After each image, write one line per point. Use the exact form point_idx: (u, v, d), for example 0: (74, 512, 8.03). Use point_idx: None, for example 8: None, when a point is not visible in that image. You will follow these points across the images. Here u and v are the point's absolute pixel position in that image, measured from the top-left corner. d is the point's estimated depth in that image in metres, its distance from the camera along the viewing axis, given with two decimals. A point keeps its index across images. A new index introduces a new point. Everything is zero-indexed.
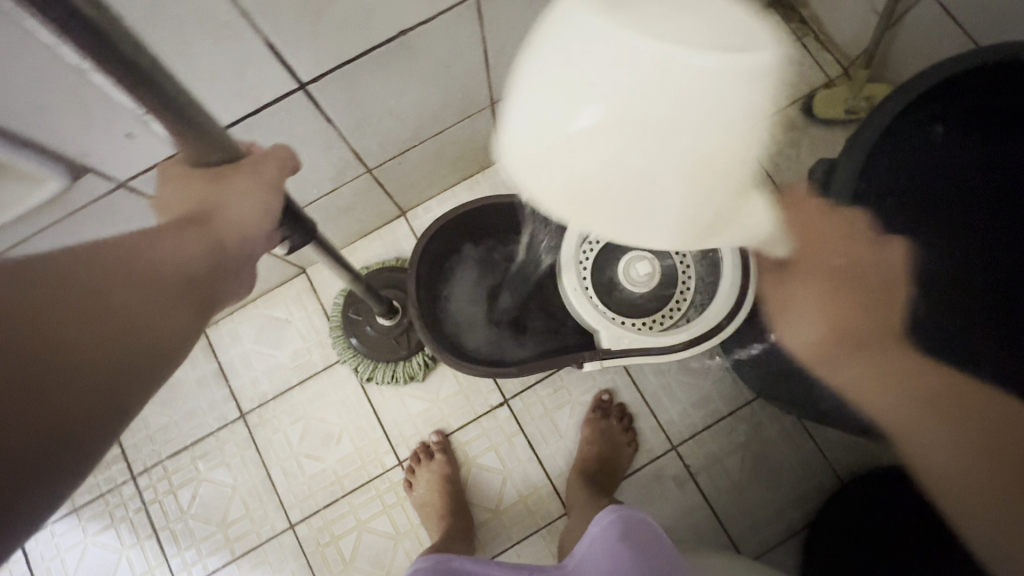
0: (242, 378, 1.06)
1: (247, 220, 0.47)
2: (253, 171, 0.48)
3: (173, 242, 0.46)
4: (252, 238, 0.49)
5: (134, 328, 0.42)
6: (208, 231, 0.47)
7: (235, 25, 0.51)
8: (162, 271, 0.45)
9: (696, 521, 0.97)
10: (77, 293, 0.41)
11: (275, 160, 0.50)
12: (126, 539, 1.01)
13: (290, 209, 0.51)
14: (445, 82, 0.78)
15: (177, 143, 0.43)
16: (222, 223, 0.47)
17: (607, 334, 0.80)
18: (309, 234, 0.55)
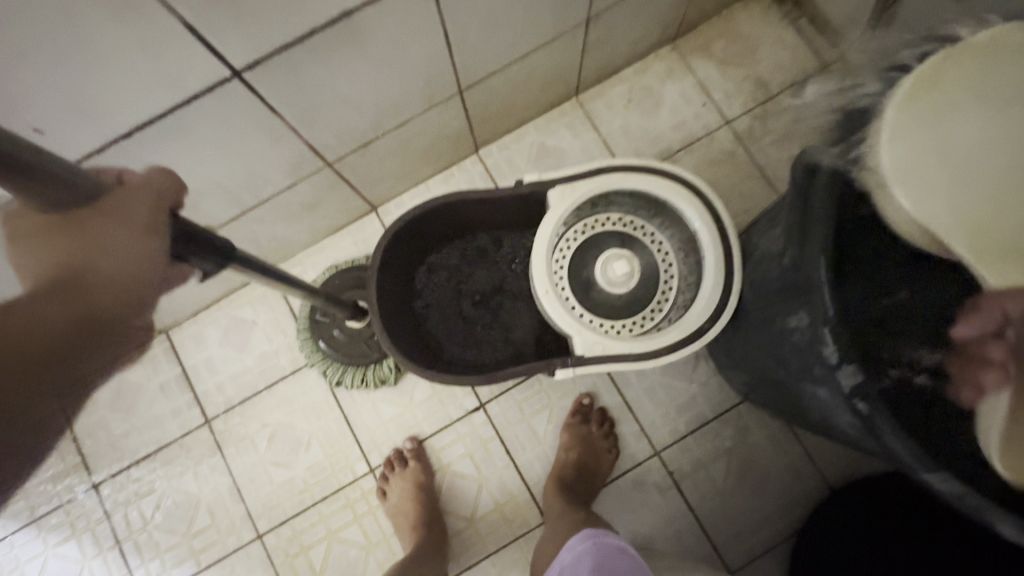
0: (207, 383, 1.01)
1: (130, 275, 0.38)
2: (123, 205, 0.40)
3: (41, 311, 0.36)
4: (141, 296, 0.39)
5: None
6: (81, 299, 0.37)
7: (139, 4, 0.45)
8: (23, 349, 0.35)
9: (678, 530, 0.93)
10: None
11: (157, 190, 0.42)
12: (88, 550, 0.97)
13: (195, 235, 0.45)
14: (404, 70, 0.73)
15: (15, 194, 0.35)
16: (96, 288, 0.37)
17: (582, 341, 0.75)
18: (222, 252, 0.49)
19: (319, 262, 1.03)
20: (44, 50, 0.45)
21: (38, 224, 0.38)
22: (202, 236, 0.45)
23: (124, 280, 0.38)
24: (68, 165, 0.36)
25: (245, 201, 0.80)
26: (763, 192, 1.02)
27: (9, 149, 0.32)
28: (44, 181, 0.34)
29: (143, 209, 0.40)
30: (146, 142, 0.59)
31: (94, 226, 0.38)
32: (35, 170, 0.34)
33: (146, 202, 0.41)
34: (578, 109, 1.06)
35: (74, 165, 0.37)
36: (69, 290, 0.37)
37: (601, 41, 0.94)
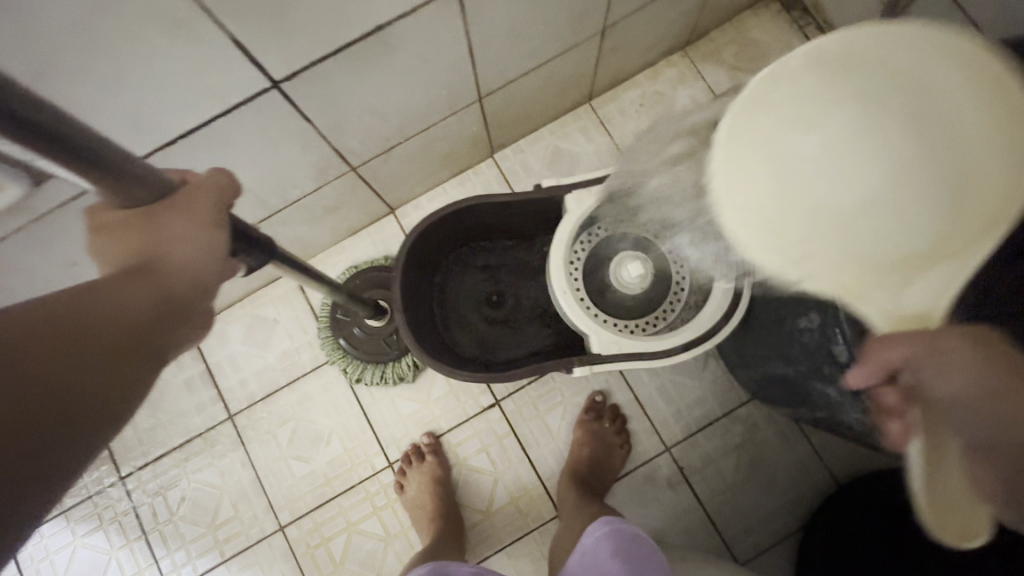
0: (230, 380, 1.04)
1: (197, 262, 0.44)
2: (190, 202, 0.44)
3: (128, 291, 0.40)
4: (207, 280, 0.45)
5: (58, 400, 0.35)
6: (157, 282, 0.42)
7: (193, 23, 0.48)
8: (121, 328, 0.39)
9: (688, 523, 0.96)
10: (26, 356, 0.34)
11: (217, 184, 0.46)
12: (116, 541, 1.00)
13: (240, 231, 0.49)
14: (429, 79, 0.75)
15: (95, 188, 0.39)
16: (172, 273, 0.43)
17: (598, 340, 0.78)
18: (263, 248, 0.53)
19: (339, 262, 1.06)
20: (105, 66, 0.48)
21: (114, 216, 0.42)
22: (245, 230, 0.50)
23: (194, 267, 0.44)
24: (134, 159, 0.40)
25: (273, 203, 0.83)
26: None
27: (98, 151, 0.36)
28: (115, 175, 0.38)
29: (208, 207, 0.44)
30: (188, 149, 0.62)
31: (165, 219, 0.42)
32: (107, 164, 0.37)
33: (211, 200, 0.45)
34: (591, 113, 1.09)
35: (139, 159, 0.40)
36: (152, 273, 0.42)
37: (615, 48, 0.97)
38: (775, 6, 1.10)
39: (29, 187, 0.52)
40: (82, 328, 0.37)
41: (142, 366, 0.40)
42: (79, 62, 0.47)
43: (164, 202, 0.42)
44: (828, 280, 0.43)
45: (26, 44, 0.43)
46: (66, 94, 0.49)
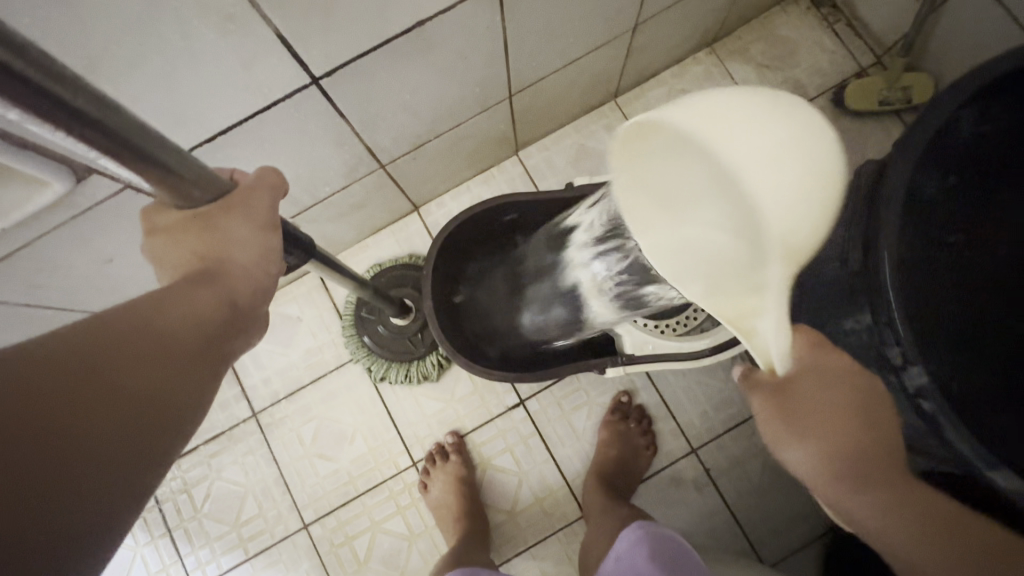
0: (253, 377, 1.04)
1: (256, 266, 0.46)
2: (246, 202, 0.45)
3: (191, 301, 0.42)
4: (265, 284, 0.47)
5: (137, 400, 0.36)
6: (221, 287, 0.44)
7: (242, 17, 0.48)
8: (189, 332, 0.41)
9: (715, 526, 0.95)
10: (104, 366, 0.36)
11: (268, 185, 0.47)
12: (141, 537, 1.00)
13: (288, 232, 0.50)
14: (462, 76, 0.75)
15: (153, 188, 0.40)
16: (233, 277, 0.45)
17: (630, 340, 0.78)
18: (309, 246, 0.53)
19: (363, 260, 1.06)
20: (152, 62, 0.48)
21: (176, 218, 0.44)
22: (294, 231, 0.51)
23: (252, 271, 0.46)
24: (185, 155, 0.39)
25: (302, 200, 0.83)
26: None
27: (156, 151, 0.36)
28: (167, 168, 0.38)
29: (262, 208, 0.46)
30: (225, 146, 0.62)
31: (224, 222, 0.44)
32: (159, 158, 0.37)
33: (266, 203, 0.46)
34: (616, 111, 1.08)
35: (190, 155, 0.40)
36: (215, 279, 0.44)
37: (644, 45, 0.95)
38: (804, 2, 1.09)
39: (70, 182, 0.52)
40: (155, 334, 0.39)
41: (211, 368, 0.42)
42: (127, 56, 0.46)
43: (224, 203, 0.44)
44: (693, 290, 0.39)
45: (78, 39, 0.43)
46: (113, 90, 0.48)
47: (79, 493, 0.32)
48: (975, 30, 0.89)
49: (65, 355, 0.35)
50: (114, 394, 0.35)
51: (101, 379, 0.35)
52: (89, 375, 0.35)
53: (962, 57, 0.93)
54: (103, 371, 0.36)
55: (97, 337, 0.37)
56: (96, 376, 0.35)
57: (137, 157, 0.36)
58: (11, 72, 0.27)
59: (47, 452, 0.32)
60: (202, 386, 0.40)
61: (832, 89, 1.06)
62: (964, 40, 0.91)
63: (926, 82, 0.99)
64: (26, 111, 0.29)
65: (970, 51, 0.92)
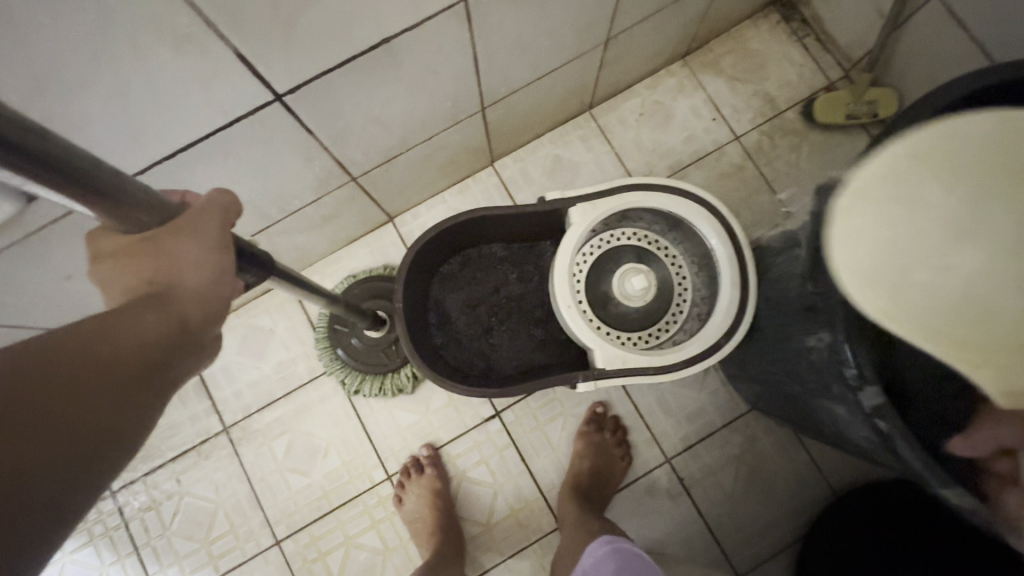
0: (224, 391, 1.02)
1: (209, 287, 0.43)
2: (197, 223, 0.43)
3: (136, 321, 0.39)
4: (220, 308, 0.44)
5: (63, 427, 0.33)
6: (172, 309, 0.41)
7: (198, 36, 0.47)
8: (133, 354, 0.38)
9: (688, 535, 0.96)
10: (32, 388, 0.33)
11: (220, 205, 0.46)
12: (107, 557, 0.98)
13: (243, 250, 0.49)
14: (433, 90, 0.74)
15: (93, 213, 0.38)
16: (185, 297, 0.42)
17: (602, 355, 0.77)
18: (265, 264, 0.52)
19: (336, 272, 1.04)
20: (105, 83, 0.47)
21: (125, 241, 0.43)
22: (249, 248, 0.50)
23: (205, 291, 0.43)
24: (127, 178, 0.39)
25: (271, 214, 0.82)
26: (770, 206, 1.05)
27: (93, 177, 0.35)
28: (108, 192, 0.37)
29: (212, 225, 0.44)
30: (188, 163, 0.60)
31: (172, 243, 0.42)
32: (97, 181, 0.36)
33: (218, 223, 0.45)
34: (591, 122, 1.08)
35: (132, 178, 0.39)
36: (165, 299, 0.42)
37: (617, 59, 0.96)
38: (774, 16, 1.11)
39: (22, 204, 0.51)
40: (93, 355, 0.36)
41: (156, 392, 0.39)
42: (75, 77, 0.45)
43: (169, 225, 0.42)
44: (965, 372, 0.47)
45: (26, 60, 0.42)
46: (62, 110, 0.47)
47: None
48: (936, 48, 0.91)
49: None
50: (42, 420, 0.32)
51: (33, 402, 0.33)
52: (18, 395, 0.32)
53: (925, 73, 0.95)
54: (31, 392, 0.33)
55: (29, 355, 0.34)
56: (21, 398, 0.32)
57: (78, 183, 0.35)
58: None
59: None
60: (142, 412, 0.37)
61: (801, 103, 1.08)
62: (925, 58, 0.94)
63: (891, 97, 1.02)
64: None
65: (931, 68, 0.94)
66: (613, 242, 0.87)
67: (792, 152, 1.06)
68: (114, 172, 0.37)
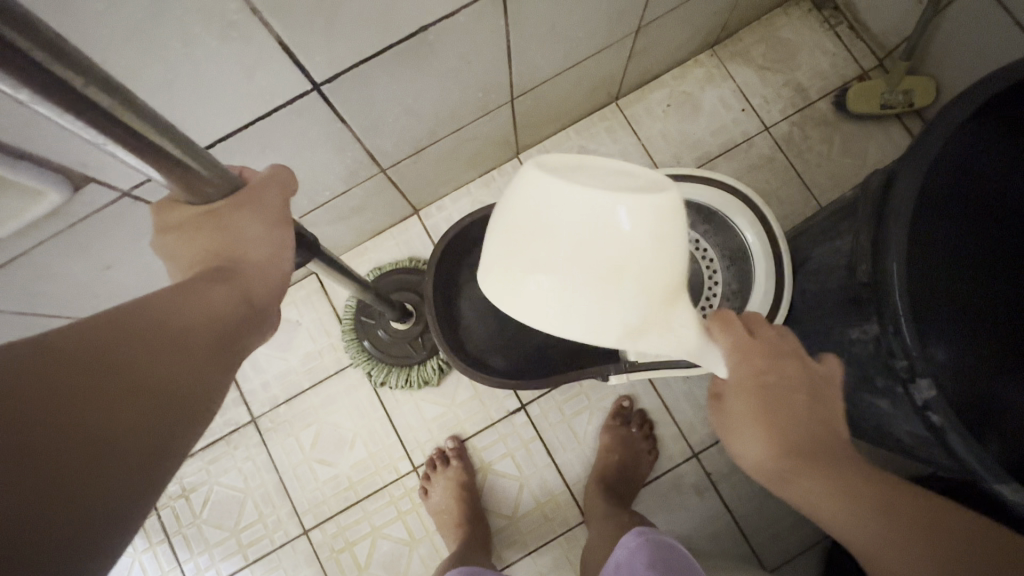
0: (253, 382, 1.03)
1: (269, 261, 0.45)
2: (259, 199, 0.45)
3: (204, 295, 0.41)
4: (277, 284, 0.46)
5: (150, 394, 0.35)
6: (238, 285, 0.43)
7: (244, 24, 0.47)
8: (199, 328, 0.40)
9: (716, 530, 0.95)
10: (120, 357, 0.36)
11: (279, 182, 0.47)
12: (139, 544, 0.99)
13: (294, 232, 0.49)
14: (466, 79, 0.74)
15: (166, 183, 0.39)
16: (249, 273, 0.44)
17: (634, 347, 0.76)
18: (312, 247, 0.52)
19: (362, 264, 1.05)
20: (153, 72, 0.47)
21: (188, 215, 0.43)
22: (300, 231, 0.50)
23: (265, 266, 0.45)
24: (199, 150, 0.39)
25: (302, 205, 0.82)
26: (801, 198, 1.03)
27: (167, 143, 0.36)
28: (183, 163, 0.37)
29: (274, 205, 0.46)
30: (227, 152, 0.61)
31: (236, 218, 0.43)
32: (173, 153, 0.36)
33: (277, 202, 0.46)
34: (618, 114, 1.07)
35: (205, 153, 0.40)
36: (230, 274, 0.43)
37: (647, 47, 0.95)
38: (806, 4, 1.08)
39: (68, 192, 0.52)
40: (169, 327, 0.39)
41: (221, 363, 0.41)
42: (126, 64, 0.45)
43: (231, 201, 0.43)
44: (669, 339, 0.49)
45: (78, 50, 0.42)
46: None
47: (91, 482, 0.31)
48: (978, 35, 0.89)
49: (73, 348, 0.34)
50: (127, 384, 0.35)
51: (121, 370, 0.35)
52: (107, 364, 0.35)
53: (965, 60, 0.93)
54: (117, 360, 0.35)
55: (112, 328, 0.37)
56: (112, 365, 0.35)
57: (153, 152, 0.35)
58: (22, 55, 0.26)
59: (58, 437, 0.31)
60: (211, 382, 0.39)
61: (834, 92, 1.05)
62: (966, 44, 0.91)
63: (928, 86, 0.99)
64: (38, 95, 0.28)
65: (972, 56, 0.91)
66: None
67: (824, 144, 1.04)
68: (189, 143, 0.38)
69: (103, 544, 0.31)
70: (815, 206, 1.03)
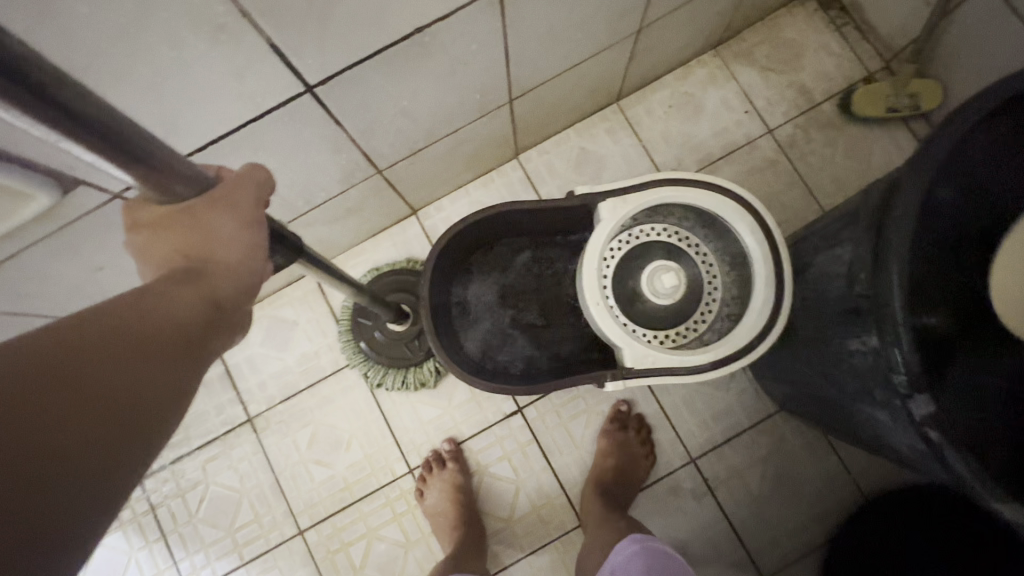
0: (249, 382, 1.03)
1: (241, 262, 0.44)
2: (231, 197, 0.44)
3: (171, 299, 0.40)
4: (252, 285, 0.45)
5: (114, 398, 0.35)
6: (207, 286, 0.42)
7: (234, 27, 0.46)
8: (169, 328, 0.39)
9: (713, 536, 0.94)
10: (82, 358, 0.35)
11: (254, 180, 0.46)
12: (136, 542, 0.99)
13: (275, 231, 0.48)
14: (463, 81, 0.73)
15: (134, 183, 0.38)
16: (220, 274, 0.43)
17: (631, 353, 0.75)
18: (293, 246, 0.51)
19: (360, 264, 1.04)
20: (142, 76, 0.47)
21: (152, 217, 0.42)
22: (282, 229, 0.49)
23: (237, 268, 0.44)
24: (169, 150, 0.38)
25: (298, 206, 0.81)
26: (804, 201, 1.01)
27: (135, 144, 0.35)
28: (152, 164, 0.37)
29: (247, 203, 0.45)
30: (220, 155, 0.60)
31: (208, 216, 0.43)
32: (143, 153, 0.36)
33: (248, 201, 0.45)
34: (618, 114, 1.06)
35: (174, 151, 0.39)
36: (198, 276, 0.42)
37: (648, 48, 0.93)
38: (811, 3, 1.07)
39: (57, 195, 0.51)
40: (132, 330, 0.38)
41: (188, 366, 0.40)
42: (113, 67, 0.45)
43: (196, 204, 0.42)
44: None
45: (62, 54, 0.41)
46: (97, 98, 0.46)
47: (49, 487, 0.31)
48: (986, 37, 0.87)
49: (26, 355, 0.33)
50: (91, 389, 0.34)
51: (81, 372, 0.34)
52: (65, 369, 0.34)
53: (974, 63, 0.91)
54: (77, 366, 0.34)
55: (75, 332, 0.36)
56: (73, 369, 0.34)
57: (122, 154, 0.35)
58: None
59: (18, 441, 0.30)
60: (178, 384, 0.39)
61: (839, 94, 1.04)
62: (975, 47, 0.89)
63: (935, 89, 0.97)
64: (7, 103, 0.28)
65: (981, 58, 0.89)
66: (640, 237, 0.85)
67: (828, 147, 1.03)
68: (159, 144, 0.37)
69: (52, 556, 0.30)
70: (818, 210, 1.01)
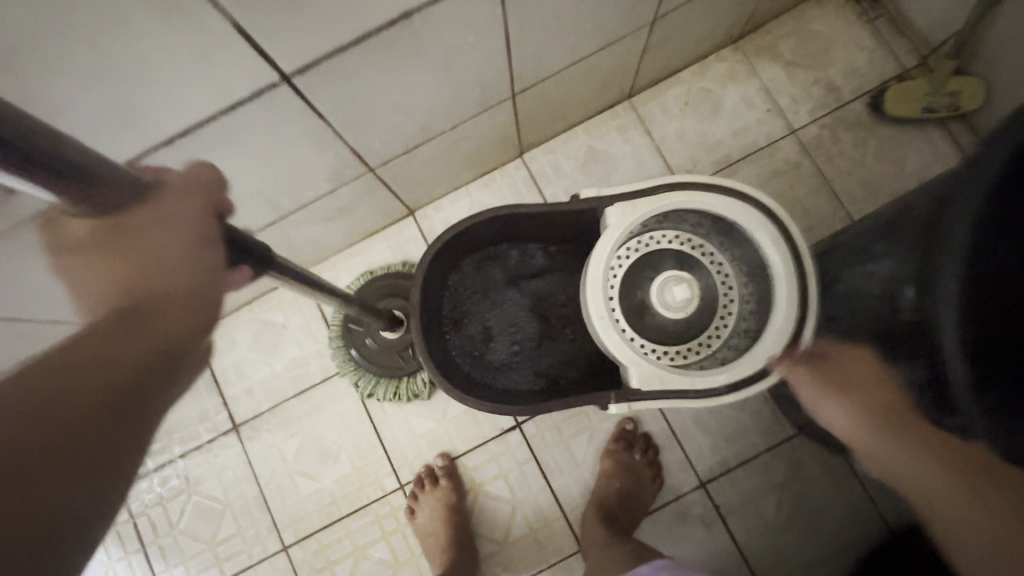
0: (235, 388, 0.98)
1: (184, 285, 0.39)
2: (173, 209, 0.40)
3: (121, 337, 0.38)
4: (203, 310, 0.40)
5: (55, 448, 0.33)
6: (153, 317, 0.39)
7: (191, 5, 0.41)
8: (106, 378, 0.36)
9: (722, 568, 0.88)
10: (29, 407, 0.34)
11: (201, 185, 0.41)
12: (114, 552, 0.95)
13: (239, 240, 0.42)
14: (460, 73, 0.67)
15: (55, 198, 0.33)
16: (166, 300, 0.39)
17: (638, 373, 0.69)
18: (265, 259, 0.45)
19: (353, 266, 0.99)
20: (89, 58, 0.41)
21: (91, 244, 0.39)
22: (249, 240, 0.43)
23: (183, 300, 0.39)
24: (99, 155, 0.33)
25: (283, 206, 0.76)
26: (829, 208, 0.94)
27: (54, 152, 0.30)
28: (79, 173, 0.32)
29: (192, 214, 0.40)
30: (190, 150, 0.55)
31: (142, 234, 0.38)
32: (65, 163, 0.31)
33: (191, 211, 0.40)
34: (631, 112, 0.99)
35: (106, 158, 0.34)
36: (144, 315, 0.39)
37: (665, 41, 0.87)
38: None
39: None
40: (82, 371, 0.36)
41: (131, 418, 0.37)
42: (50, 48, 0.39)
43: (132, 222, 0.38)
44: None
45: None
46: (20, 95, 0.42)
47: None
48: None
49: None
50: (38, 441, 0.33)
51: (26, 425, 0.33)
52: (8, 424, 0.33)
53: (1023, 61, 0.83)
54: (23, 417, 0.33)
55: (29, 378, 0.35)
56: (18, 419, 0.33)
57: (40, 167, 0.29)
58: None
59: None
60: (123, 438, 0.36)
61: (869, 93, 0.96)
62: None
63: (977, 88, 0.89)
64: None
65: None
66: (651, 245, 0.78)
67: (856, 150, 0.95)
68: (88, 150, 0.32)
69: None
70: (844, 218, 0.94)
